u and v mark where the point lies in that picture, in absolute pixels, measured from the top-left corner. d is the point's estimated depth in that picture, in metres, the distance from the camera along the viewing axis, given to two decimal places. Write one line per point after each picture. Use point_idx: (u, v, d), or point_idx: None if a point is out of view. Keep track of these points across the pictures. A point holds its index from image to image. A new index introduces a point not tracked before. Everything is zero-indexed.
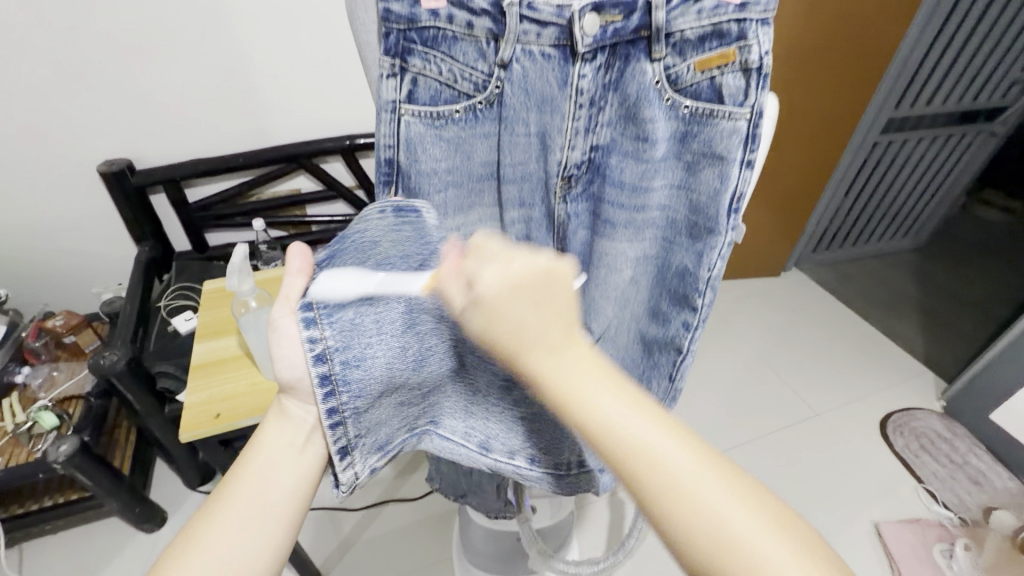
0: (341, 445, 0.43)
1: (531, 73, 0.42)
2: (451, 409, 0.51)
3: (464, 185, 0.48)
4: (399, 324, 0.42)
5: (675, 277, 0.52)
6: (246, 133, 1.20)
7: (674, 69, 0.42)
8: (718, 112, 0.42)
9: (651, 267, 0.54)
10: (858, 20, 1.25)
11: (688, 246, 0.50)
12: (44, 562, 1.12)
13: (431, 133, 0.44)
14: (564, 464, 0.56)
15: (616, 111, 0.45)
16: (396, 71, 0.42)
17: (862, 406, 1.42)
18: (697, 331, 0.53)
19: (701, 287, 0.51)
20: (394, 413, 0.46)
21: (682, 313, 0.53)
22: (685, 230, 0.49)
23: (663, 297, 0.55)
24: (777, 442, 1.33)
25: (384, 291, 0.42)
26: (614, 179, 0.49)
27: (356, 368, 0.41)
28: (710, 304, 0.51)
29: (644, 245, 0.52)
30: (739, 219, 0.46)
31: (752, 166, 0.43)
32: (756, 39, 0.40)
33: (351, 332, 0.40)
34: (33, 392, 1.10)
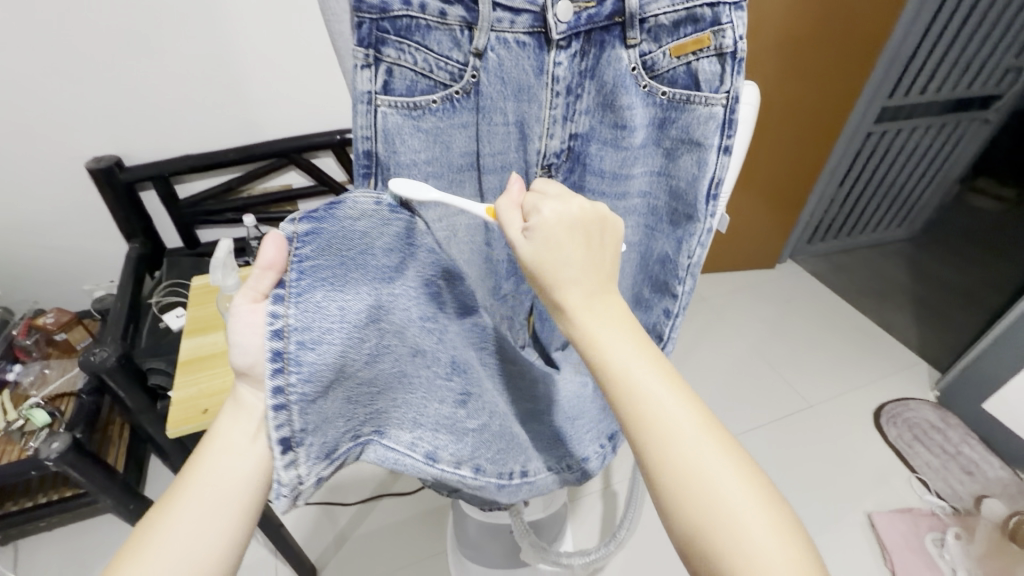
0: (282, 435, 0.39)
1: (506, 62, 0.42)
2: (399, 420, 0.47)
3: (444, 176, 0.48)
4: (361, 320, 0.42)
5: (657, 263, 0.53)
6: (236, 129, 1.19)
7: (651, 55, 0.42)
8: (694, 98, 0.42)
9: (635, 254, 0.54)
10: (850, 9, 1.24)
11: (670, 232, 0.51)
12: (40, 558, 1.12)
13: (408, 123, 0.44)
14: (508, 473, 0.58)
15: (594, 99, 0.45)
16: (370, 62, 0.40)
17: (855, 398, 1.43)
18: (678, 318, 0.54)
19: (681, 273, 0.51)
20: (341, 411, 0.43)
21: (664, 300, 0.54)
22: (666, 216, 0.50)
23: (644, 283, 0.55)
24: (772, 434, 1.34)
25: (353, 283, 0.42)
26: (594, 168, 0.49)
27: (312, 351, 0.39)
28: (690, 291, 0.52)
29: (626, 232, 0.53)
30: (718, 205, 0.47)
31: (729, 151, 0.44)
32: (729, 24, 0.40)
33: (313, 314, 0.40)
34: (24, 390, 1.10)
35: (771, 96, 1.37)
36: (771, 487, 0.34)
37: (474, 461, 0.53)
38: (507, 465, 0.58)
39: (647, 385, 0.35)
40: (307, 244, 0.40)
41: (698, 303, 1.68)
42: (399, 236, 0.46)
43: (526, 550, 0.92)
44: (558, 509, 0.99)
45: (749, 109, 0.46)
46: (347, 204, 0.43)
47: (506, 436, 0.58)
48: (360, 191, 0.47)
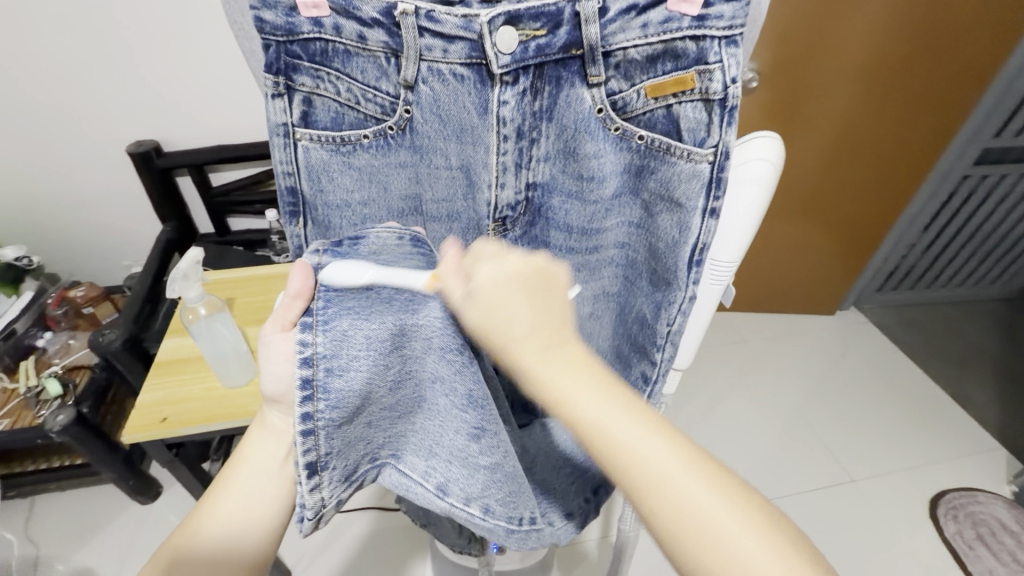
0: (309, 459, 0.33)
1: (443, 96, 0.35)
2: (415, 442, 0.38)
3: (382, 220, 0.41)
4: (387, 346, 0.33)
5: (635, 323, 0.43)
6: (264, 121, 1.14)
7: (620, 95, 0.33)
8: (674, 150, 0.33)
9: (613, 305, 0.45)
10: (981, 18, 1.00)
11: (648, 293, 0.41)
12: (48, 520, 1.11)
13: (337, 160, 0.38)
14: (517, 518, 0.40)
15: (554, 143, 0.36)
16: (282, 91, 0.35)
17: (913, 478, 1.19)
18: (657, 386, 0.44)
19: (660, 341, 0.42)
20: (362, 437, 0.35)
21: (640, 364, 0.44)
22: (646, 274, 0.41)
23: (623, 342, 0.45)
24: (804, 507, 1.14)
25: (379, 309, 0.33)
26: (558, 222, 0.40)
27: (339, 377, 0.32)
28: (670, 359, 0.42)
29: (602, 284, 0.44)
30: (704, 273, 0.37)
31: (718, 215, 0.34)
32: (719, 64, 0.30)
33: (346, 344, 0.32)
34: (48, 358, 1.13)
35: (864, 116, 1.13)
36: None
37: (496, 500, 0.38)
38: (518, 509, 0.40)
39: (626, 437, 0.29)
40: (334, 276, 0.34)
41: (739, 343, 1.49)
42: (425, 263, 0.37)
43: None
44: (536, 565, 0.83)
45: (768, 165, 0.39)
46: (370, 239, 0.37)
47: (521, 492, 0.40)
48: (290, 228, 0.41)
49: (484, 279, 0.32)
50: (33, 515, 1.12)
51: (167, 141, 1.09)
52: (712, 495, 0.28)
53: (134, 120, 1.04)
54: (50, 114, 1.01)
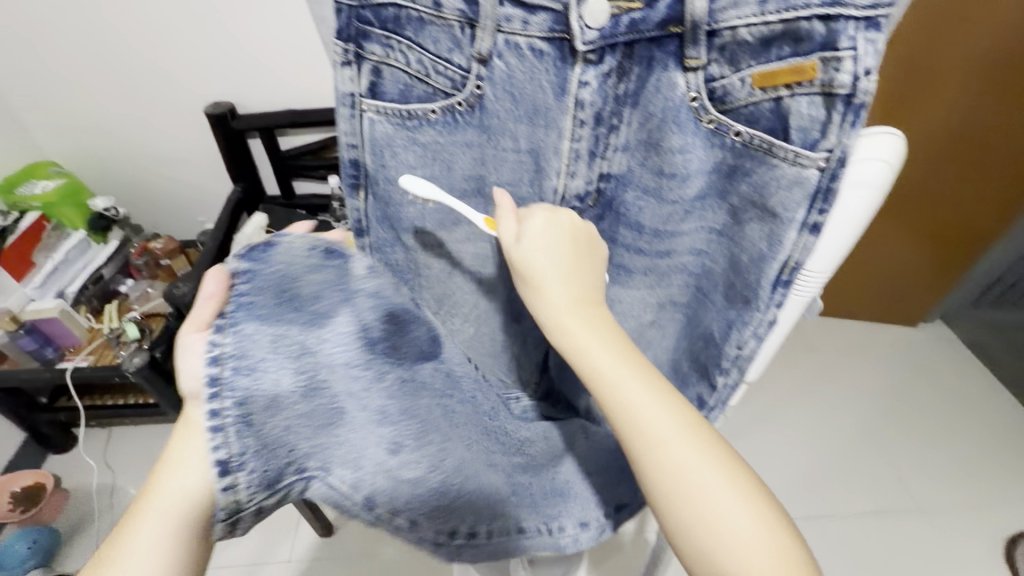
0: (218, 459, 0.29)
1: (518, 73, 0.32)
2: (341, 453, 0.32)
3: (443, 199, 0.40)
4: (296, 352, 0.33)
5: (700, 340, 0.40)
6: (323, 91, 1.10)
7: (721, 82, 0.29)
8: (777, 150, 0.29)
9: (680, 315, 0.41)
10: None
11: (721, 308, 0.37)
12: (122, 450, 1.21)
13: (401, 134, 0.37)
14: (472, 533, 0.37)
15: (635, 133, 0.33)
16: (351, 59, 0.33)
17: (990, 517, 1.07)
18: (716, 412, 0.41)
19: (726, 365, 0.38)
20: (274, 437, 0.31)
21: (699, 384, 0.41)
22: (722, 286, 0.37)
23: (685, 356, 0.42)
24: (855, 529, 1.06)
25: (288, 314, 0.34)
26: (630, 219, 0.37)
27: (248, 376, 0.31)
28: (735, 387, 0.39)
29: (669, 293, 0.40)
30: (790, 294, 0.34)
31: (819, 231, 0.30)
32: (851, 51, 0.25)
33: (260, 344, 0.32)
34: (129, 303, 1.20)
35: (989, 106, 0.93)
36: None
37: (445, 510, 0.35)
38: (470, 524, 0.37)
39: (641, 399, 0.30)
40: (249, 283, 0.34)
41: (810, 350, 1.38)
42: (335, 278, 0.37)
43: None
44: None
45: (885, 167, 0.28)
46: (282, 249, 0.36)
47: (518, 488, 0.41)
48: (350, 202, 0.42)
49: (536, 229, 0.34)
50: (111, 443, 1.23)
51: (243, 103, 1.10)
52: (723, 483, 0.29)
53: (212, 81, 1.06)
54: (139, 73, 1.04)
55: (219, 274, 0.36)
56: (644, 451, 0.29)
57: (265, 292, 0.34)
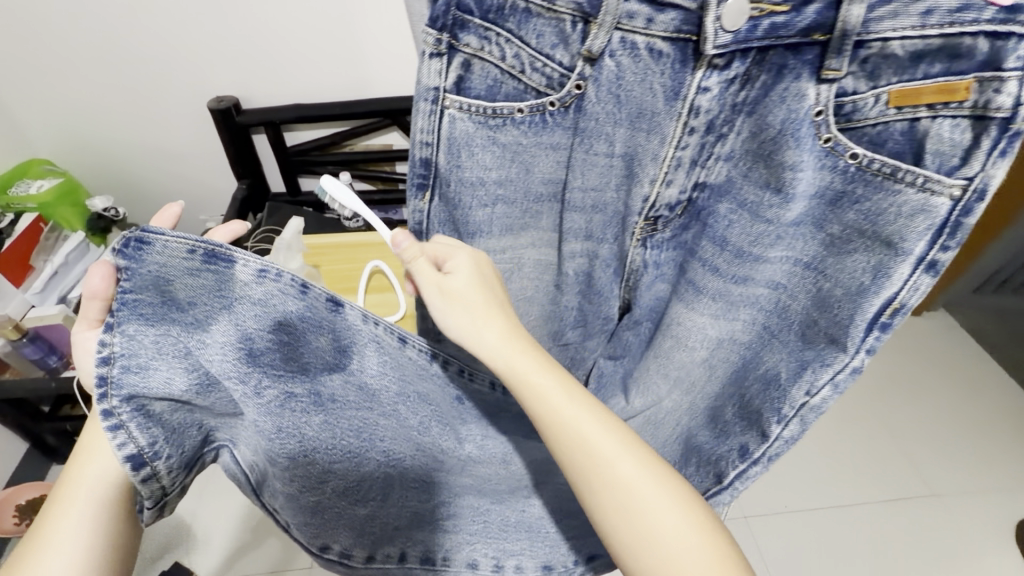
0: (130, 454, 0.29)
1: (629, 73, 0.30)
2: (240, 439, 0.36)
3: (517, 204, 0.39)
4: (183, 352, 0.31)
5: (759, 382, 0.38)
6: (333, 84, 1.01)
7: (853, 97, 0.27)
8: (902, 174, 0.27)
9: (734, 356, 0.39)
10: None
11: (794, 348, 0.36)
12: None
13: (482, 134, 0.34)
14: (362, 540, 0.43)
15: (745, 142, 0.31)
16: (443, 50, 0.31)
17: (1006, 505, 0.96)
18: (757, 467, 0.39)
19: (786, 412, 0.36)
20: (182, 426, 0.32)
21: (745, 433, 0.39)
22: (797, 324, 0.35)
23: (731, 399, 0.40)
24: (870, 512, 0.95)
25: (178, 317, 0.31)
26: (715, 233, 0.36)
27: (143, 376, 0.30)
28: (790, 440, 0.37)
29: (734, 327, 0.38)
30: (884, 339, 0.32)
31: (937, 269, 0.29)
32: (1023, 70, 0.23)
33: (146, 350, 0.30)
34: None
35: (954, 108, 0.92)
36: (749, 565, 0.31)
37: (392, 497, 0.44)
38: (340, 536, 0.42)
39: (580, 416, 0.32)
40: (134, 282, 0.29)
41: None
42: (215, 284, 0.32)
43: None
44: None
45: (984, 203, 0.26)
46: (155, 251, 0.29)
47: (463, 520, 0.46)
48: (414, 202, 0.38)
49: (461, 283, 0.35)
50: None
51: None
52: (661, 492, 0.30)
53: None
54: None
55: (105, 271, 0.33)
56: (570, 451, 0.31)
57: (153, 293, 0.30)
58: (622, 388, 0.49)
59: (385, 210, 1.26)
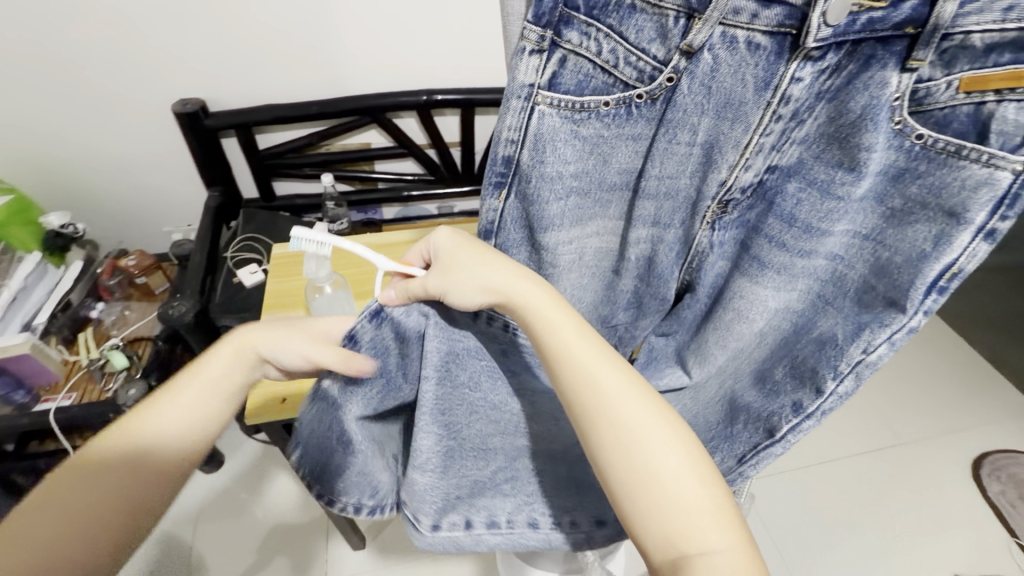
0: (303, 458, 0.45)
1: (724, 67, 0.32)
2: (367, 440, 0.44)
3: (590, 195, 0.40)
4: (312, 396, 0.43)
5: (813, 344, 0.38)
6: (308, 76, 1.02)
7: (927, 84, 0.30)
8: (968, 152, 0.30)
9: (784, 325, 0.41)
10: None
11: (850, 313, 0.37)
12: None
13: (565, 128, 0.36)
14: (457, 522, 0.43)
15: (820, 127, 0.34)
16: (544, 47, 0.34)
17: (954, 442, 1.19)
18: (810, 421, 0.38)
19: (844, 369, 0.36)
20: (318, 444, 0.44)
21: (798, 392, 0.38)
22: (853, 292, 0.37)
23: (782, 361, 0.40)
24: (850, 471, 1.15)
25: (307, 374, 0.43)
26: (782, 211, 0.37)
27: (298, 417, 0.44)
28: (845, 394, 0.36)
29: (790, 298, 0.40)
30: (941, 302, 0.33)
31: (995, 237, 0.30)
32: None
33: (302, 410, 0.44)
34: (106, 329, 1.08)
35: None
36: (744, 532, 0.32)
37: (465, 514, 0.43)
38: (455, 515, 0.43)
39: (583, 355, 0.37)
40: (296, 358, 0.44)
41: None
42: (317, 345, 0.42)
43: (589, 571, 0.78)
44: None
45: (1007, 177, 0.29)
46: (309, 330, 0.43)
47: (516, 484, 0.46)
48: (489, 199, 0.41)
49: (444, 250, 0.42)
50: None
51: (215, 100, 1.03)
52: (659, 427, 0.34)
53: (184, 75, 0.98)
54: (102, 70, 0.95)
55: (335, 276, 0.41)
56: (570, 376, 0.36)
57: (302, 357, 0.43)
58: (676, 362, 0.49)
59: (363, 210, 1.23)
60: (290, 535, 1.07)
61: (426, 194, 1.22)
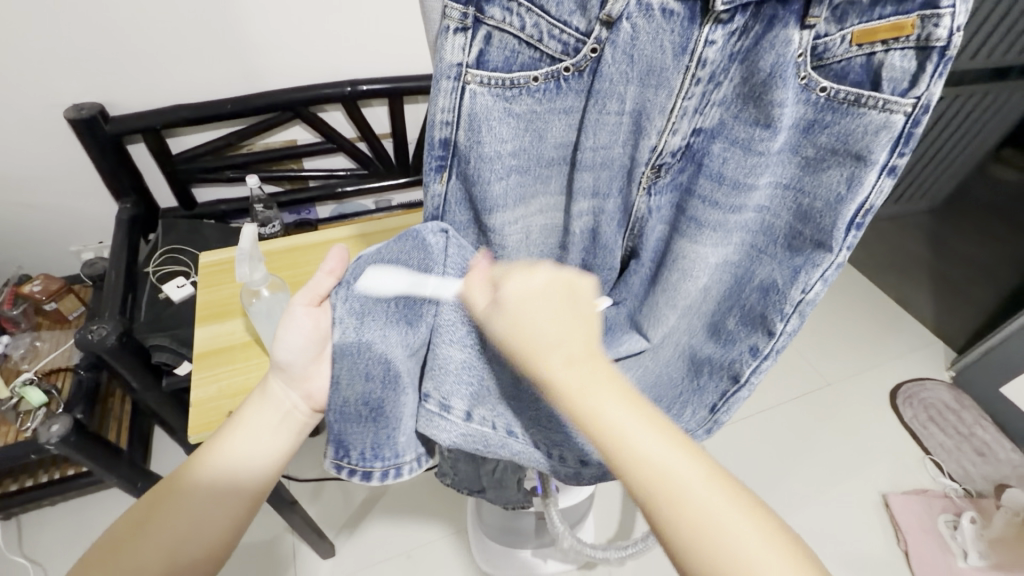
0: (363, 469, 0.45)
1: (642, 34, 0.34)
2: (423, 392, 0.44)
3: (530, 171, 0.40)
4: (359, 397, 0.42)
5: (756, 292, 0.44)
6: (219, 72, 0.95)
7: (825, 39, 0.33)
8: (866, 100, 0.33)
9: (728, 276, 0.46)
10: None
11: (784, 259, 0.42)
12: (45, 537, 1.02)
13: (499, 107, 0.36)
14: (490, 419, 0.46)
15: (735, 88, 0.36)
16: (467, 24, 0.33)
17: (872, 377, 1.31)
18: (766, 360, 0.46)
19: (787, 310, 0.43)
20: (373, 431, 0.44)
21: (753, 335, 0.45)
22: (783, 239, 0.42)
23: (732, 311, 0.47)
24: (786, 414, 1.25)
25: (353, 382, 0.41)
26: (711, 171, 0.39)
27: (350, 436, 0.44)
28: (790, 331, 0.44)
29: (728, 250, 0.43)
30: (858, 236, 0.38)
31: (895, 173, 0.35)
32: (950, 9, 0.29)
33: (357, 435, 0.44)
34: (15, 365, 0.97)
35: None
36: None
37: (491, 412, 0.46)
38: (484, 410, 0.46)
39: (630, 426, 0.33)
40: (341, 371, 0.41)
41: None
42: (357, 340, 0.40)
43: (560, 541, 0.81)
44: (588, 496, 0.87)
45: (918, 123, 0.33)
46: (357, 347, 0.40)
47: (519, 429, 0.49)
48: (433, 185, 0.41)
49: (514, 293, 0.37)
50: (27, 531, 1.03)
51: (113, 103, 0.94)
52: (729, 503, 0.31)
53: (73, 78, 0.89)
54: None
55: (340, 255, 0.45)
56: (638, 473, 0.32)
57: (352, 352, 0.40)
58: (630, 327, 0.52)
59: (296, 211, 1.18)
60: (251, 555, 1.02)
61: (361, 189, 1.19)
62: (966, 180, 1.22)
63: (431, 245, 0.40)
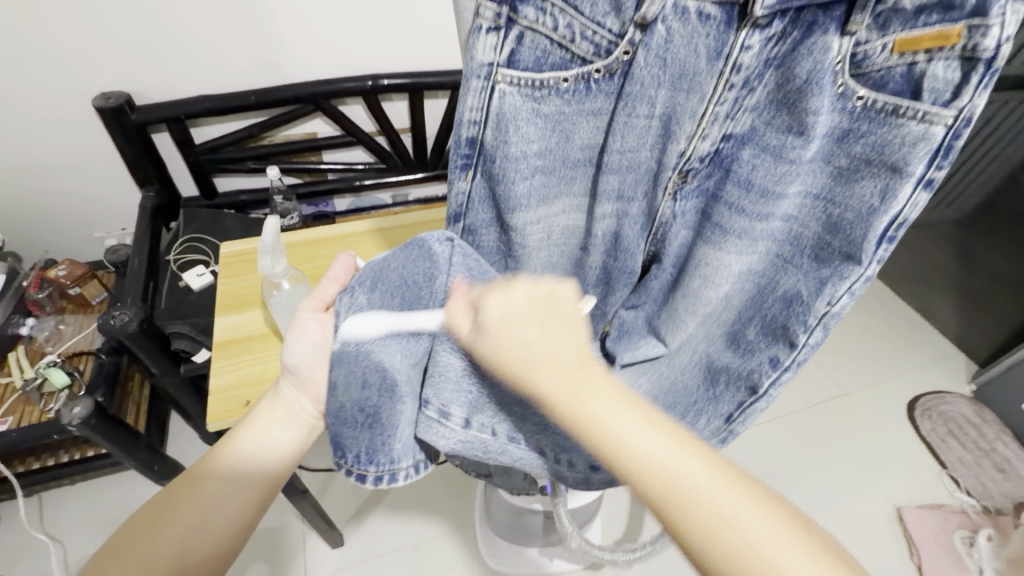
0: (360, 472, 0.44)
1: (677, 37, 0.33)
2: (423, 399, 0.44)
3: (555, 171, 0.40)
4: (355, 403, 0.41)
5: (779, 302, 0.44)
6: (243, 64, 0.96)
7: (866, 46, 0.32)
8: (905, 110, 0.32)
9: (750, 286, 0.45)
10: None
11: (810, 270, 0.41)
12: (64, 514, 1.05)
13: (528, 107, 0.36)
14: (490, 426, 0.46)
15: (769, 94, 0.35)
16: (501, 23, 0.33)
17: (890, 388, 1.29)
18: (787, 372, 0.46)
19: (811, 321, 0.42)
20: (369, 436, 0.43)
21: (774, 347, 0.45)
22: (810, 249, 0.41)
23: (752, 321, 0.46)
24: (800, 422, 1.23)
25: (351, 387, 0.41)
26: (740, 177, 0.39)
27: (348, 440, 0.43)
28: (813, 344, 0.43)
29: (753, 259, 0.42)
30: (890, 249, 0.37)
31: (932, 186, 0.34)
32: (1000, 18, 0.28)
33: (354, 438, 0.43)
34: (40, 346, 1.01)
35: None
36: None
37: (490, 418, 0.46)
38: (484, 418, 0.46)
39: (627, 434, 0.33)
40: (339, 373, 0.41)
41: None
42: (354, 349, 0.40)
43: (568, 541, 0.81)
44: (598, 497, 0.87)
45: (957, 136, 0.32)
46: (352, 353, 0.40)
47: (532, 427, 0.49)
48: (457, 182, 0.41)
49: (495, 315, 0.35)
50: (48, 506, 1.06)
51: (139, 93, 0.95)
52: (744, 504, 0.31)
53: (101, 66, 0.90)
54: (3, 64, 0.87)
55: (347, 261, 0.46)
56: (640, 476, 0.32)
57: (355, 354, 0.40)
58: (648, 332, 0.51)
59: (315, 203, 1.19)
60: (261, 542, 1.04)
61: (379, 182, 1.20)
62: (996, 190, 1.18)
63: (437, 254, 0.39)
